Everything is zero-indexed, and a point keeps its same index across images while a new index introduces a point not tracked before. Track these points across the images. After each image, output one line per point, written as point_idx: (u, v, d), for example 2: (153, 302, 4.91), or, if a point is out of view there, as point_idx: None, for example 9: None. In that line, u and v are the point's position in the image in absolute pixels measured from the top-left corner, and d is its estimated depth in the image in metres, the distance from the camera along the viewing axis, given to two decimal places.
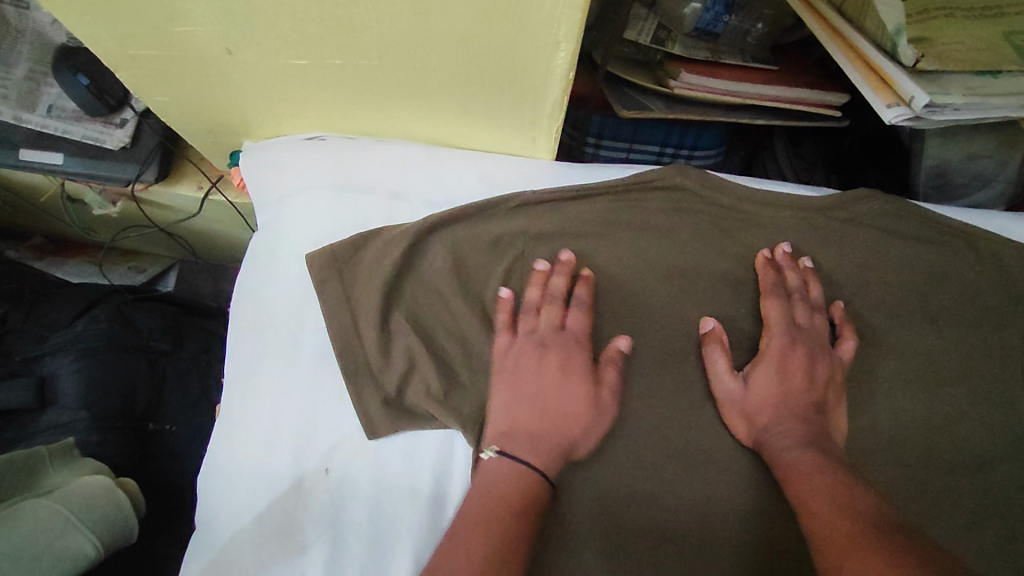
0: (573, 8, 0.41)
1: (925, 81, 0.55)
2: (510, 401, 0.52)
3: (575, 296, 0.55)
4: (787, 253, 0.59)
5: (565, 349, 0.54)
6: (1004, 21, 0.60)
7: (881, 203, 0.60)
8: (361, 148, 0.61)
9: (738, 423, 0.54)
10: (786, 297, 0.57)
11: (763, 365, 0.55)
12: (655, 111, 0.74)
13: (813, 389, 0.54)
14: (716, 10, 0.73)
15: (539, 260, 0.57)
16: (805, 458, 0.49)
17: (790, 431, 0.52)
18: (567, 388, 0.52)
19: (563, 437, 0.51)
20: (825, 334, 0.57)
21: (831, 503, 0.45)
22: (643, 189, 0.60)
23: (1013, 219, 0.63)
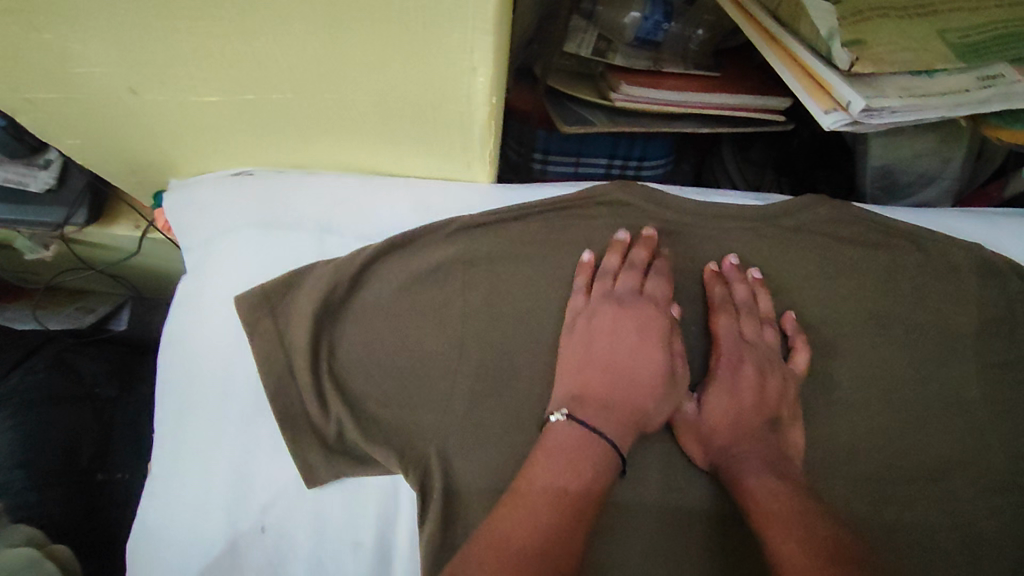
0: (485, 32, 0.40)
1: (860, 85, 0.53)
2: (582, 364, 0.52)
3: (656, 264, 0.55)
4: (735, 264, 0.57)
5: (645, 315, 0.53)
6: (938, 20, 0.60)
7: (826, 208, 0.59)
8: (290, 184, 0.58)
9: (691, 446, 0.53)
10: (733, 312, 0.55)
11: (716, 385, 0.53)
12: (598, 125, 0.73)
13: (767, 406, 0.52)
14: (656, 19, 0.74)
15: (619, 230, 0.57)
16: (764, 481, 0.48)
17: (746, 452, 0.51)
18: (642, 354, 0.52)
19: (632, 405, 0.50)
20: (775, 347, 0.55)
21: (794, 536, 0.43)
22: (586, 206, 0.58)
23: (959, 216, 0.61)
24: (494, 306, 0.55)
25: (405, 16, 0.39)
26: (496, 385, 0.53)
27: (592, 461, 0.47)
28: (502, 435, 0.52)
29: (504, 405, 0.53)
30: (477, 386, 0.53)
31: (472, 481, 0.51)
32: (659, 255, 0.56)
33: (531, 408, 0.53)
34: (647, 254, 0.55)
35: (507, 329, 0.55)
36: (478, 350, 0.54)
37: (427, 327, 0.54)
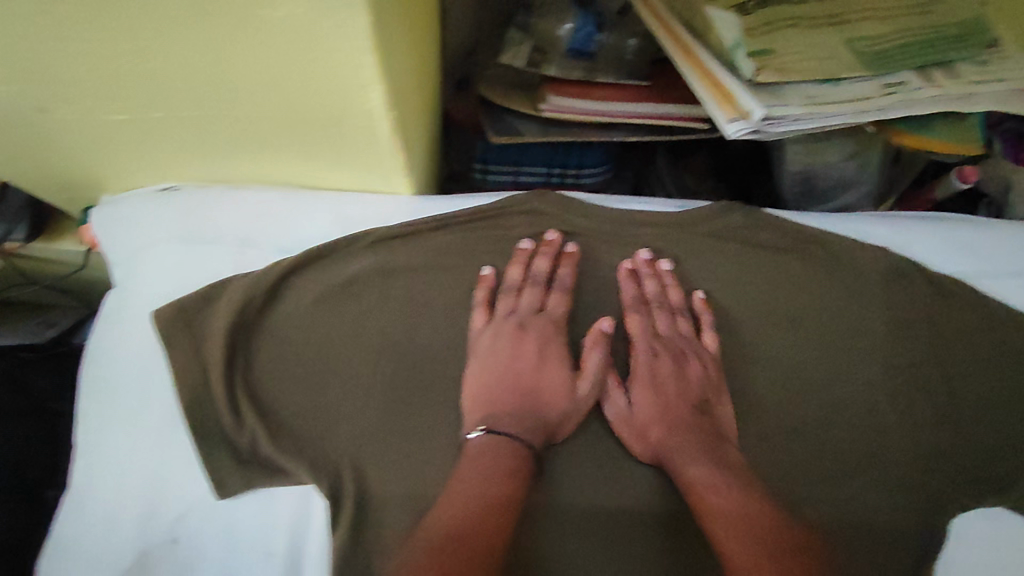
0: (365, 55, 0.39)
1: (764, 94, 0.54)
2: (490, 380, 0.55)
3: (558, 276, 0.57)
4: (646, 260, 0.59)
5: (545, 331, 0.56)
6: (847, 28, 0.61)
7: (737, 216, 0.61)
8: (210, 196, 0.59)
9: (631, 442, 0.55)
10: (647, 309, 0.58)
11: (638, 380, 0.56)
12: (528, 135, 0.74)
13: (688, 393, 0.56)
14: (587, 31, 0.75)
15: (522, 239, 0.58)
16: (702, 471, 0.51)
17: (679, 442, 0.54)
18: (544, 371, 0.55)
19: (536, 418, 0.54)
20: (688, 334, 0.58)
21: (737, 526, 0.48)
22: (503, 216, 0.59)
23: (868, 220, 0.63)
24: (411, 317, 0.56)
25: (287, 45, 0.39)
26: (411, 393, 0.55)
27: (516, 460, 0.51)
28: (413, 442, 0.54)
29: (417, 412, 0.55)
30: (392, 395, 0.55)
31: (388, 484, 0.53)
32: (567, 252, 0.58)
33: (443, 415, 0.55)
34: (549, 265, 0.57)
35: (421, 339, 0.56)
36: (394, 359, 0.56)
37: (343, 338, 0.56)
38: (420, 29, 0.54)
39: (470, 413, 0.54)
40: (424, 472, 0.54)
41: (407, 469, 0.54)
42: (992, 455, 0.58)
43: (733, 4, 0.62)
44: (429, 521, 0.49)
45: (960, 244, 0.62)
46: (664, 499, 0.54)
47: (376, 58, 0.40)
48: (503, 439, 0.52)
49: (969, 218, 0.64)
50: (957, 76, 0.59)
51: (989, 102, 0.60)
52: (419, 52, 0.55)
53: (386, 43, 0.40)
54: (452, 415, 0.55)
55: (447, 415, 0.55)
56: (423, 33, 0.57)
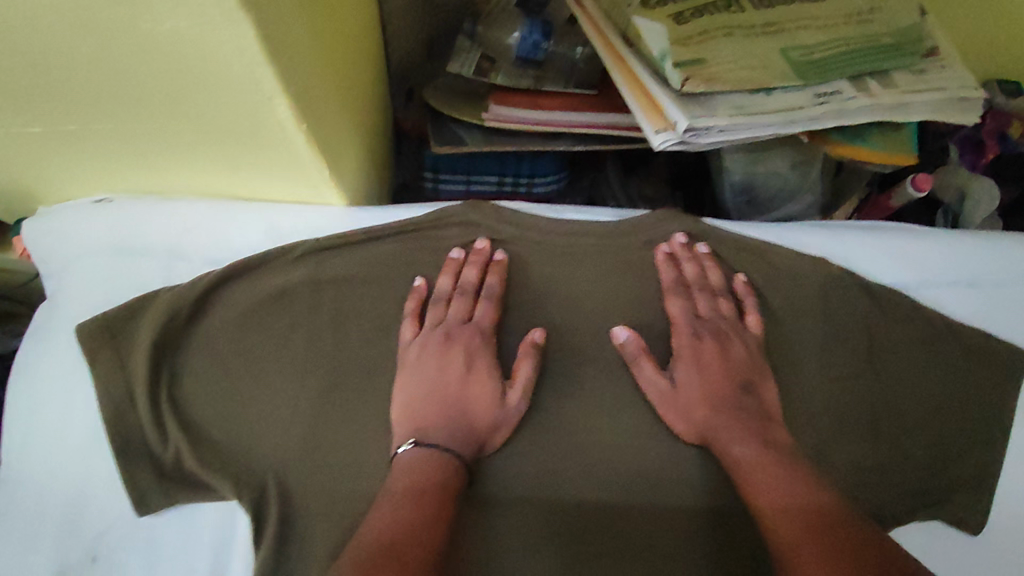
0: (261, 68, 0.38)
1: (691, 105, 0.54)
2: (418, 395, 0.54)
3: (486, 286, 0.57)
4: (683, 244, 0.60)
5: (471, 343, 0.55)
6: (784, 37, 0.61)
7: (675, 225, 0.61)
8: (140, 206, 0.57)
9: (679, 425, 0.55)
10: (686, 292, 0.59)
11: (682, 360, 0.56)
12: (470, 145, 0.73)
13: (732, 371, 0.56)
14: (533, 39, 0.74)
15: (453, 248, 0.58)
16: (749, 450, 0.52)
17: (722, 425, 0.54)
18: (470, 382, 0.54)
19: (464, 430, 0.53)
20: (730, 314, 0.59)
21: (788, 496, 0.49)
22: (437, 227, 0.59)
23: (810, 230, 0.63)
24: (341, 329, 0.56)
25: (183, 64, 0.39)
26: (338, 407, 0.55)
27: (445, 473, 0.50)
28: (341, 456, 0.54)
29: (344, 426, 0.54)
30: (318, 408, 0.55)
31: (314, 499, 0.53)
32: (496, 261, 0.57)
33: (370, 428, 0.54)
34: (477, 274, 0.57)
35: (350, 352, 0.56)
36: (322, 373, 0.55)
37: (271, 352, 0.55)
38: (345, 37, 0.53)
39: (399, 428, 0.53)
40: (349, 487, 0.53)
41: (332, 484, 0.53)
42: (923, 462, 0.58)
43: (671, 11, 0.61)
44: (365, 525, 0.47)
45: (902, 254, 0.62)
46: (584, 505, 0.55)
47: (274, 76, 0.39)
48: (433, 451, 0.51)
49: (911, 228, 0.64)
50: (891, 85, 0.59)
51: (925, 112, 0.60)
52: (345, 60, 0.54)
53: (286, 60, 0.40)
54: (380, 428, 0.55)
55: (375, 428, 0.55)
56: (352, 40, 0.57)
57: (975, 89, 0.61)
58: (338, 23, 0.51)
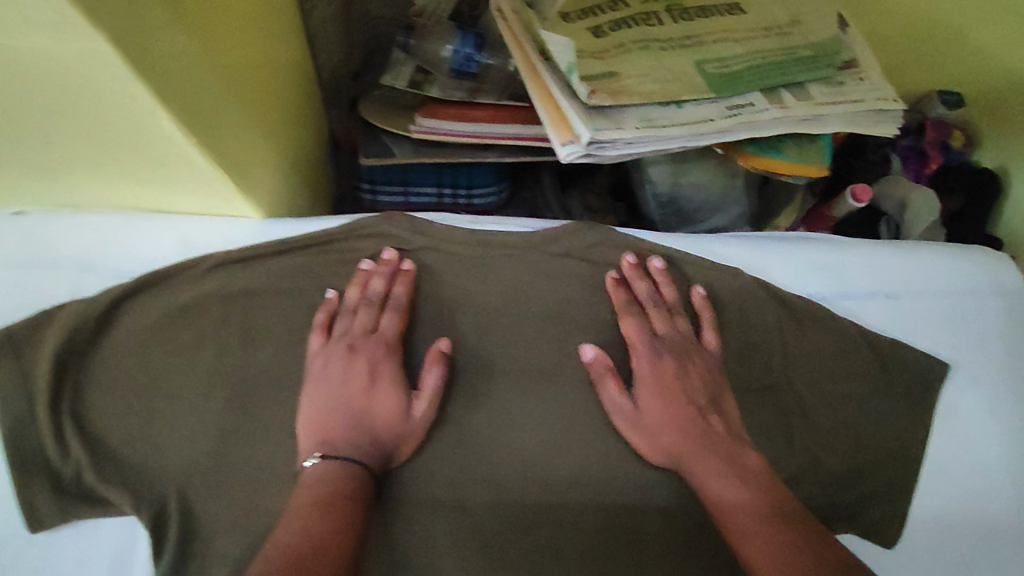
0: (128, 80, 0.38)
1: (596, 117, 0.54)
2: (323, 408, 0.53)
3: (392, 295, 0.57)
4: (633, 264, 0.60)
5: (374, 354, 0.55)
6: (700, 50, 0.61)
7: (592, 235, 0.61)
8: (51, 219, 0.57)
9: (643, 447, 0.55)
10: (642, 312, 0.59)
11: (643, 384, 0.56)
12: (399, 157, 0.73)
13: (692, 391, 0.56)
14: (466, 52, 0.75)
15: (363, 261, 0.59)
16: (718, 474, 0.52)
17: (687, 446, 0.54)
18: (375, 393, 0.54)
19: (368, 441, 0.52)
20: (686, 332, 0.59)
21: (755, 513, 0.49)
22: (351, 238, 0.60)
23: (730, 242, 0.63)
24: (250, 341, 0.56)
25: (53, 79, 0.39)
26: (244, 419, 0.55)
27: (352, 485, 0.49)
28: (246, 470, 0.54)
29: (250, 438, 0.54)
30: (224, 419, 0.54)
31: (216, 512, 0.53)
32: (403, 269, 0.58)
33: (278, 441, 0.54)
34: (384, 285, 0.57)
35: (259, 363, 0.56)
36: (229, 385, 0.55)
37: (178, 363, 0.55)
38: (250, 50, 0.53)
39: (304, 441, 0.52)
40: (254, 499, 0.53)
41: (238, 497, 0.53)
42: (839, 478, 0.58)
43: (589, 25, 0.62)
44: (277, 533, 0.45)
45: (819, 266, 0.62)
46: (492, 517, 0.55)
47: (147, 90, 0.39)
48: (338, 462, 0.50)
49: (827, 238, 0.64)
50: (805, 97, 0.59)
51: (840, 124, 0.60)
52: (252, 75, 0.54)
53: (159, 76, 0.40)
54: (286, 440, 0.54)
55: (281, 440, 0.54)
56: (264, 55, 0.57)
57: (893, 101, 0.61)
58: (240, 38, 0.51)
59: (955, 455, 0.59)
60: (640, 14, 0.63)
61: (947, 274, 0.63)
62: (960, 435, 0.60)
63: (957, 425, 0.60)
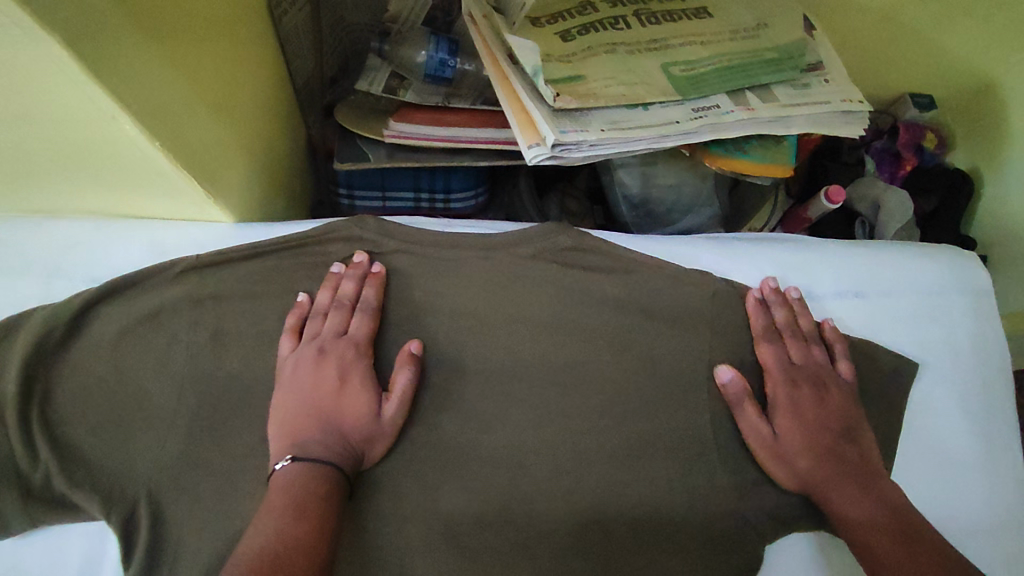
0: (87, 85, 0.39)
1: (562, 120, 0.54)
2: (294, 411, 0.53)
3: (363, 298, 0.57)
4: (775, 289, 0.61)
5: (343, 357, 0.55)
6: (666, 53, 0.62)
7: (563, 238, 0.61)
8: (22, 225, 0.58)
9: (775, 470, 0.56)
10: (778, 338, 0.59)
11: (779, 410, 0.57)
12: (373, 161, 0.73)
13: (830, 419, 0.57)
14: (440, 57, 0.76)
15: (334, 264, 0.59)
16: (860, 507, 0.53)
17: (819, 471, 0.55)
18: (345, 395, 0.54)
19: (340, 444, 0.52)
20: (823, 362, 0.59)
21: (901, 550, 0.50)
22: (321, 242, 0.60)
23: (701, 245, 0.63)
24: (221, 346, 0.56)
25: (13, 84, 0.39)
26: (214, 423, 0.55)
27: (321, 484, 0.49)
28: (216, 472, 0.54)
29: (221, 442, 0.54)
30: (194, 422, 0.55)
31: (185, 515, 0.53)
32: (374, 272, 0.58)
33: (248, 444, 0.55)
34: (355, 287, 0.58)
35: (230, 367, 0.56)
36: (201, 389, 0.55)
37: (149, 367, 0.55)
38: (216, 56, 0.54)
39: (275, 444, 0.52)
40: (224, 502, 0.53)
41: (208, 499, 0.53)
42: None
43: (558, 30, 0.63)
44: (250, 533, 0.45)
45: (783, 265, 0.62)
46: (462, 516, 0.55)
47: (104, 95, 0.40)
48: (311, 463, 0.50)
49: (794, 239, 0.64)
50: (770, 99, 0.60)
51: (808, 124, 0.60)
52: (219, 81, 0.55)
53: (117, 80, 0.40)
54: (256, 443, 0.55)
55: (251, 443, 0.55)
56: (232, 61, 0.57)
57: (859, 103, 0.62)
58: (206, 44, 0.51)
59: (924, 451, 0.60)
60: (608, 18, 0.64)
61: (914, 270, 0.63)
62: (929, 431, 0.60)
63: (926, 423, 0.60)
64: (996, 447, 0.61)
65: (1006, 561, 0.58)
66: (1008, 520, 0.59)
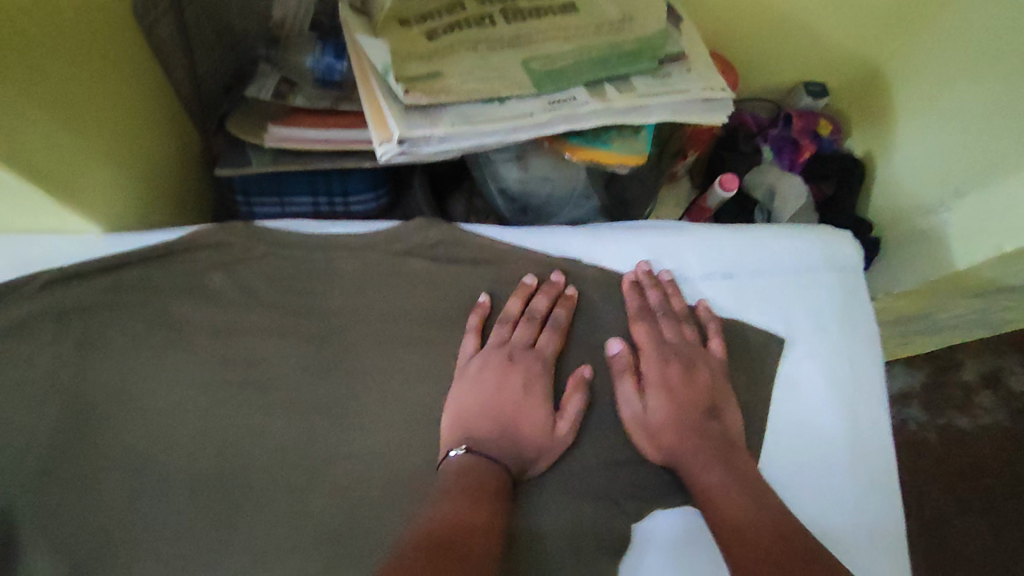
0: None
1: (411, 116, 0.56)
2: (475, 406, 0.57)
3: (554, 316, 0.60)
4: (650, 272, 0.62)
5: (532, 368, 0.58)
6: (528, 49, 0.63)
7: (433, 233, 0.61)
8: None
9: (646, 447, 0.58)
10: (652, 317, 0.61)
11: (650, 386, 0.59)
12: (255, 166, 0.74)
13: (698, 396, 0.59)
14: (328, 61, 0.74)
15: (527, 274, 0.61)
16: (714, 476, 0.55)
17: (685, 447, 0.57)
18: (525, 406, 0.57)
19: (526, 447, 0.56)
20: (694, 342, 0.62)
21: (739, 512, 0.52)
22: (190, 250, 0.59)
23: (568, 232, 0.63)
24: (85, 356, 0.56)
25: None
26: (78, 433, 0.54)
27: (494, 479, 0.54)
28: (81, 481, 0.54)
29: (86, 452, 0.54)
30: (58, 433, 0.54)
31: (48, 526, 0.53)
32: (567, 295, 0.61)
33: (114, 453, 0.54)
34: (546, 304, 0.60)
35: (96, 377, 0.56)
36: (63, 400, 0.55)
37: (11, 380, 0.55)
38: (66, 70, 0.54)
39: (455, 432, 0.56)
40: (89, 512, 0.53)
41: (73, 508, 0.53)
42: None
43: (426, 29, 0.62)
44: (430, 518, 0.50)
45: (651, 249, 0.63)
46: (328, 517, 0.54)
47: None
48: (486, 459, 0.54)
49: (665, 224, 0.65)
50: (627, 89, 0.62)
51: (663, 113, 0.62)
52: (71, 95, 0.55)
53: None
54: (122, 452, 0.54)
55: (116, 453, 0.54)
56: (89, 73, 0.57)
57: (720, 91, 0.64)
58: (51, 52, 0.51)
59: (789, 430, 0.61)
60: (475, 16, 0.64)
61: (786, 251, 0.64)
62: (795, 410, 0.62)
63: (790, 399, 0.62)
64: (861, 422, 0.62)
65: (871, 533, 0.59)
66: (873, 493, 0.61)
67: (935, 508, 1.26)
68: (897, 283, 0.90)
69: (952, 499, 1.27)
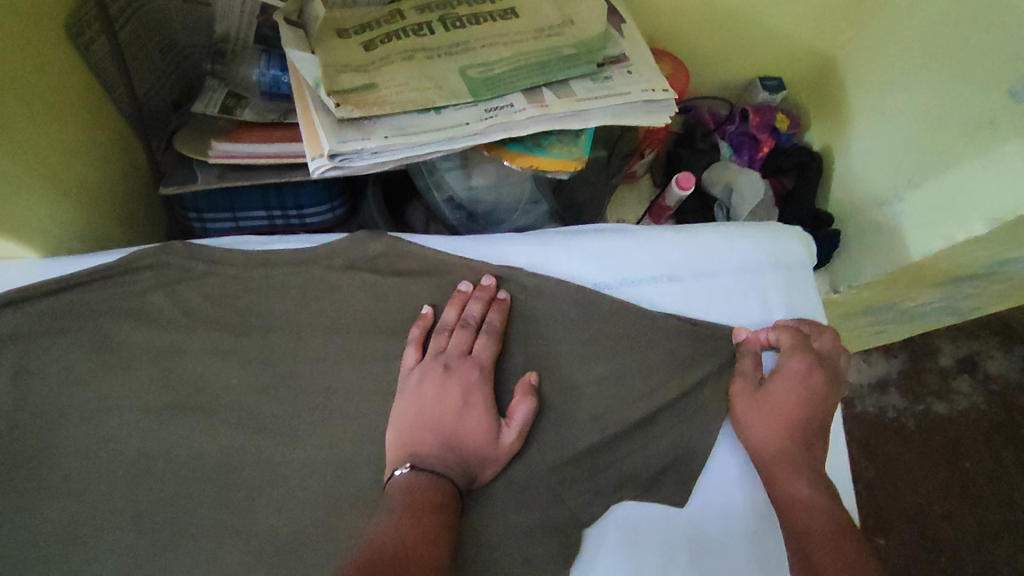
0: None
1: (343, 130, 0.56)
2: (414, 419, 0.56)
3: (488, 321, 0.59)
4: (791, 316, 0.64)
5: (467, 377, 0.57)
6: (465, 56, 0.62)
7: (376, 245, 0.60)
8: None
9: (752, 423, 0.59)
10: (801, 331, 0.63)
11: (784, 375, 0.60)
12: (197, 184, 0.71)
13: (822, 411, 0.61)
14: (273, 73, 0.73)
15: (461, 282, 0.61)
16: (808, 485, 0.57)
17: (786, 440, 0.58)
18: (466, 415, 0.56)
19: (468, 457, 0.55)
20: (832, 367, 0.63)
21: (825, 524, 0.55)
22: (126, 272, 0.58)
23: (509, 240, 0.63)
24: (23, 385, 0.55)
25: None
26: (16, 463, 0.54)
27: (437, 495, 0.52)
28: (19, 513, 0.53)
29: (23, 484, 0.53)
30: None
31: None
32: (500, 298, 0.60)
33: (53, 483, 0.54)
34: (482, 309, 0.59)
35: (33, 405, 0.55)
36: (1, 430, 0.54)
37: None
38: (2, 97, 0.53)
39: (400, 448, 0.55)
40: (27, 543, 0.52)
41: (12, 540, 0.52)
42: (634, 460, 0.59)
43: (362, 39, 0.62)
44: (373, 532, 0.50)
45: (596, 255, 0.62)
46: (275, 536, 0.54)
47: None
48: (428, 475, 0.53)
49: (603, 229, 0.65)
50: (567, 94, 0.61)
51: (605, 116, 0.61)
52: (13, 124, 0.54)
53: None
54: (61, 481, 0.54)
55: (55, 482, 0.54)
56: (29, 100, 0.57)
57: (661, 90, 0.63)
58: None
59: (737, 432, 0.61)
60: (411, 25, 0.64)
61: (727, 253, 0.64)
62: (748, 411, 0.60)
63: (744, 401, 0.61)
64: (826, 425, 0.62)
65: None
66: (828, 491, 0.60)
67: (918, 495, 1.26)
68: (860, 272, 0.89)
69: (933, 485, 1.27)
